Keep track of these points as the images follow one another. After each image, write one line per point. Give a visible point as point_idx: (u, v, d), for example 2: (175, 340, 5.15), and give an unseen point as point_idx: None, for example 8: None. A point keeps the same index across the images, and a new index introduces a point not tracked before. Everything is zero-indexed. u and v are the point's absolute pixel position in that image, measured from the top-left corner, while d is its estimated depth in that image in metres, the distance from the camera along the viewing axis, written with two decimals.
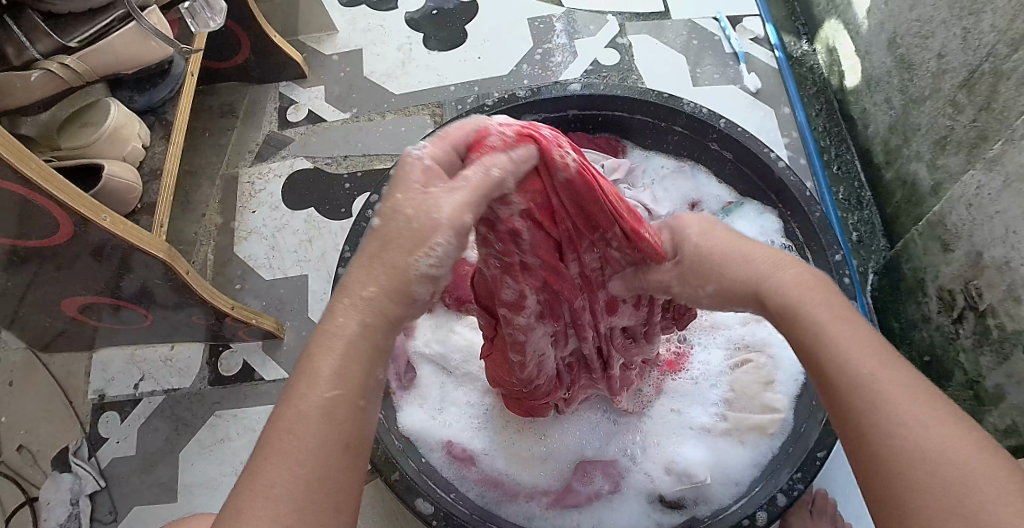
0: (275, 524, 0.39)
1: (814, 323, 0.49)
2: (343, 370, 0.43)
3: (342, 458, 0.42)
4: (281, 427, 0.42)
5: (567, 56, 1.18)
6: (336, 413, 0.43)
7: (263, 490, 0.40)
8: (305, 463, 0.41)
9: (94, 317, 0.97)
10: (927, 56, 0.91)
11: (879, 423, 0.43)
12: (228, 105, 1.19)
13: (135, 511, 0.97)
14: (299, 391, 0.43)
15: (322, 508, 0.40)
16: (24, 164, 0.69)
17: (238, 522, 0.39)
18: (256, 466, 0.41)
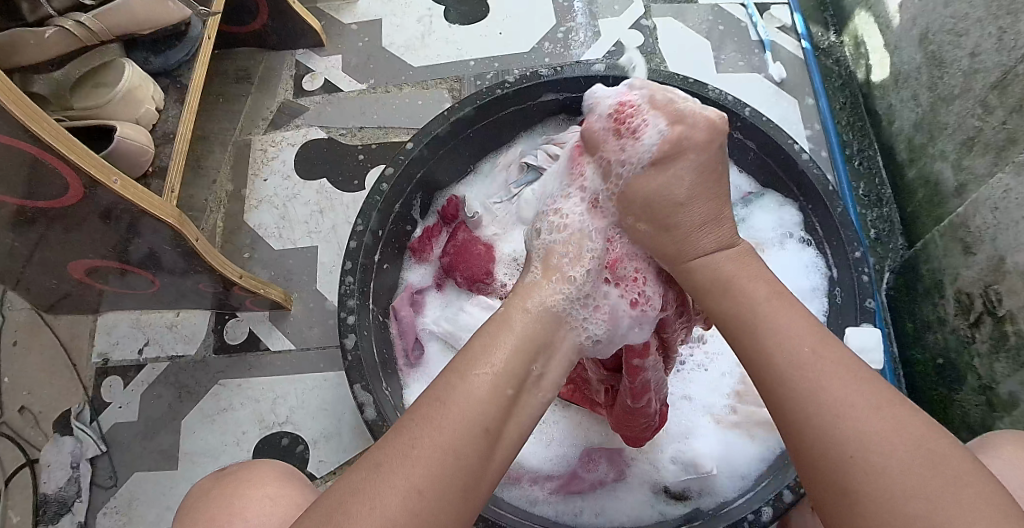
0: (405, 483, 0.43)
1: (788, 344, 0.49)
2: (503, 367, 0.50)
3: (481, 445, 0.46)
4: (434, 402, 0.47)
5: (590, 35, 1.16)
6: (491, 404, 0.48)
7: (406, 452, 0.44)
8: (450, 439, 0.45)
9: (101, 280, 0.96)
10: (960, 54, 0.88)
11: (840, 437, 0.43)
12: (243, 71, 1.17)
13: (136, 476, 0.97)
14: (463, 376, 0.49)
15: (452, 485, 0.44)
16: (37, 124, 0.67)
17: (375, 476, 0.43)
18: (400, 431, 0.46)
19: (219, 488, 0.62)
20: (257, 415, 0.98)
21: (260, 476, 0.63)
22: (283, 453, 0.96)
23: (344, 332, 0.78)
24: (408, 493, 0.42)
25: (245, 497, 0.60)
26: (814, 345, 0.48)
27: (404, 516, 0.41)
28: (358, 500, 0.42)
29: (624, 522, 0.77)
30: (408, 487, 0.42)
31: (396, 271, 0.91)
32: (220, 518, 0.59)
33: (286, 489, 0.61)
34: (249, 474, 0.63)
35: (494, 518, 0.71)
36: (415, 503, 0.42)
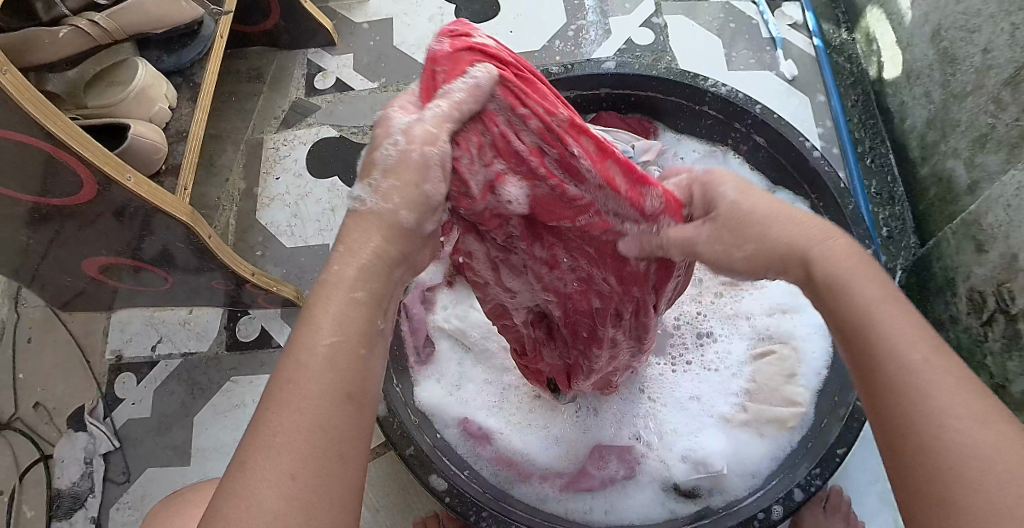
0: (275, 475, 0.38)
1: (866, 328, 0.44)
2: (332, 322, 0.43)
3: (347, 411, 0.41)
4: (284, 382, 0.41)
5: (601, 33, 1.16)
6: (348, 367, 0.42)
7: (268, 441, 0.39)
8: (311, 417, 0.40)
9: (114, 278, 0.97)
10: (973, 51, 0.88)
11: (931, 412, 0.40)
12: (256, 70, 1.17)
13: (148, 472, 0.98)
14: (286, 355, 0.43)
15: (326, 458, 0.40)
16: (51, 121, 0.68)
17: (243, 473, 0.39)
18: (258, 420, 0.40)
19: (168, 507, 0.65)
20: None
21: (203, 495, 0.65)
22: None
23: None
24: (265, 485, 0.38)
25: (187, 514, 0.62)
26: (903, 321, 0.44)
27: (282, 505, 0.38)
28: (232, 505, 0.38)
29: (634, 519, 0.78)
30: (280, 475, 0.38)
31: None
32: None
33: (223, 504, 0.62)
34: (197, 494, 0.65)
35: (503, 516, 0.72)
36: (290, 488, 0.38)
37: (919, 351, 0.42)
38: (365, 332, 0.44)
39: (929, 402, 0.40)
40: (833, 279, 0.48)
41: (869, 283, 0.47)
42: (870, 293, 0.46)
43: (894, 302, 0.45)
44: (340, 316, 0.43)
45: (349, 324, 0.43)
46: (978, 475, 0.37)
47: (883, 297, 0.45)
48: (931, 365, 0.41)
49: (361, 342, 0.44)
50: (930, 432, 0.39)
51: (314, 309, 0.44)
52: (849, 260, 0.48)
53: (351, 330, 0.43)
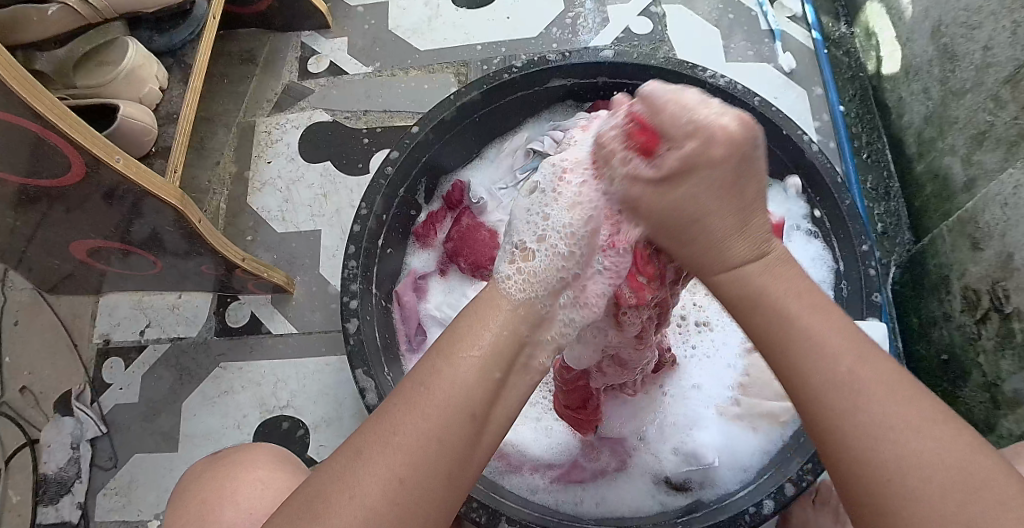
0: (387, 472, 0.42)
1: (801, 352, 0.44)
2: (491, 349, 0.47)
3: (468, 429, 0.45)
4: (417, 385, 0.46)
5: (598, 21, 1.14)
6: (476, 391, 0.45)
7: (388, 436, 0.43)
8: (431, 425, 0.44)
9: (103, 261, 0.96)
10: (973, 48, 0.87)
11: (864, 425, 0.42)
12: (248, 52, 1.15)
13: (135, 458, 0.97)
14: (434, 364, 0.46)
15: (434, 471, 0.43)
16: (38, 101, 0.66)
17: (358, 461, 0.43)
18: (384, 415, 0.45)
19: (215, 469, 0.64)
20: (258, 399, 0.98)
21: (250, 459, 0.65)
22: (284, 436, 0.96)
23: (346, 316, 0.78)
24: (380, 481, 0.42)
25: (237, 479, 0.62)
26: (824, 320, 0.45)
27: (384, 503, 0.41)
28: (338, 488, 0.42)
29: (624, 511, 0.77)
30: (390, 475, 0.42)
31: (400, 257, 0.91)
32: (210, 501, 0.61)
33: (278, 473, 0.63)
34: (242, 457, 0.65)
35: (496, 507, 0.72)
36: (398, 490, 0.42)
37: (845, 362, 0.44)
38: (508, 372, 0.48)
39: (866, 415, 0.42)
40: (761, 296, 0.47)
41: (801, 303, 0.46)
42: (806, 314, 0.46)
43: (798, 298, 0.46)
44: (497, 343, 0.48)
45: (500, 357, 0.47)
46: (889, 452, 0.41)
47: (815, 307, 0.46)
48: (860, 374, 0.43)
49: (502, 380, 0.47)
50: (837, 413, 0.42)
51: (460, 323, 0.49)
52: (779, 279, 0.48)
53: (503, 365, 0.47)
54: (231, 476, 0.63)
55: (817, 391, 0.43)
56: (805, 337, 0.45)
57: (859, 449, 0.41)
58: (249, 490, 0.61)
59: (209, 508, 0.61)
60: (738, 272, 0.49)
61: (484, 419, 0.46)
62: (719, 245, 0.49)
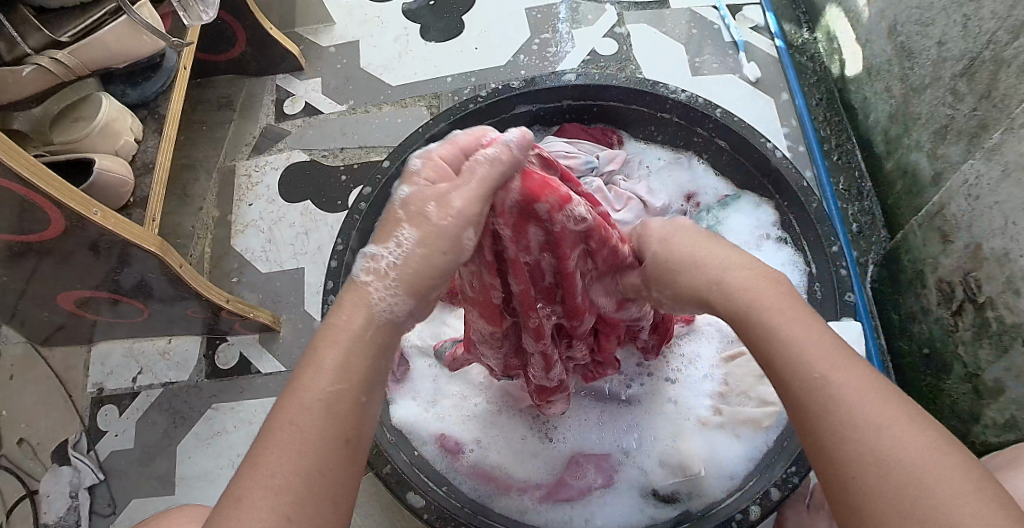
0: (273, 516, 0.40)
1: (791, 342, 0.45)
2: (340, 364, 0.45)
3: (343, 454, 0.43)
4: (284, 422, 0.43)
5: (564, 45, 1.17)
6: (345, 416, 0.44)
7: (263, 481, 0.41)
8: (308, 455, 0.42)
9: (92, 311, 0.97)
10: (928, 45, 0.89)
11: (839, 423, 0.40)
12: (226, 98, 1.19)
13: (133, 504, 0.98)
14: (289, 395, 0.44)
15: (320, 503, 0.41)
16: (16, 161, 0.69)
17: (237, 511, 0.40)
18: (256, 458, 0.42)
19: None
20: (250, 438, 0.99)
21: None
22: None
23: None
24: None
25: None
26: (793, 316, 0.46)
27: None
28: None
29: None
30: (274, 518, 0.40)
31: None
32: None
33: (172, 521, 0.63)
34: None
35: None
36: None
37: (813, 349, 0.44)
38: (371, 386, 0.46)
39: (840, 410, 0.41)
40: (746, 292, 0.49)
41: (765, 285, 0.48)
42: (765, 291, 0.48)
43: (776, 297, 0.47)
44: (348, 359, 0.45)
45: (353, 372, 0.45)
46: (864, 446, 0.39)
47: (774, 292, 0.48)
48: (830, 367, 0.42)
49: (366, 391, 0.46)
50: (825, 410, 0.41)
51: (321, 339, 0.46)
52: (751, 269, 0.50)
53: (359, 380, 0.45)
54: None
55: (794, 388, 0.43)
56: (783, 340, 0.45)
57: (853, 444, 0.39)
58: None
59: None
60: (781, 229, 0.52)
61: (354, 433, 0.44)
62: (696, 251, 0.54)
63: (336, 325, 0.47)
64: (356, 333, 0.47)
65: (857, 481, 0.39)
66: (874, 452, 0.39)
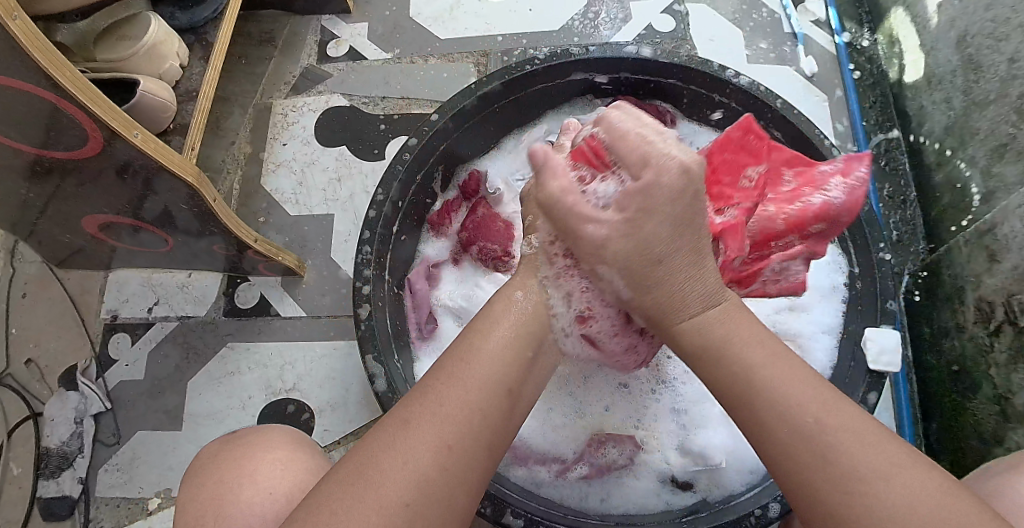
0: (435, 440, 0.46)
1: (765, 371, 0.50)
2: (516, 331, 0.55)
3: (503, 404, 0.50)
4: (457, 362, 0.51)
5: (622, 16, 1.14)
6: (508, 365, 0.52)
7: (433, 409, 0.48)
8: (475, 398, 0.49)
9: (114, 237, 0.95)
10: (998, 60, 0.87)
11: (825, 452, 0.45)
12: (268, 33, 1.15)
13: (139, 435, 0.97)
14: (463, 350, 0.52)
15: (477, 439, 0.47)
16: (58, 71, 0.65)
17: (403, 433, 0.47)
18: (426, 390, 0.49)
19: (227, 450, 0.64)
20: (264, 381, 0.98)
21: (270, 438, 0.64)
22: (289, 420, 0.96)
23: (358, 300, 0.78)
24: (431, 453, 0.46)
25: (255, 460, 0.61)
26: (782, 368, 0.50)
27: (433, 469, 0.45)
28: (387, 455, 0.45)
29: (630, 510, 0.78)
30: (438, 443, 0.46)
31: (413, 244, 0.90)
32: (226, 480, 0.60)
33: (296, 454, 0.63)
34: (257, 437, 0.65)
35: (502, 498, 0.72)
36: (445, 456, 0.46)
37: (808, 390, 0.48)
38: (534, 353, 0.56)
39: (827, 440, 0.46)
40: (655, 299, 0.55)
41: (742, 324, 0.53)
42: (743, 329, 0.53)
43: (740, 324, 0.53)
44: (511, 331, 0.55)
45: (526, 339, 0.55)
46: (864, 468, 0.44)
47: (754, 337, 0.52)
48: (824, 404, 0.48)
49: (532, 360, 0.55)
50: (820, 445, 0.46)
51: (500, 308, 0.57)
52: (700, 287, 0.55)
53: (530, 347, 0.55)
54: (246, 448, 0.63)
55: (783, 411, 0.47)
56: (731, 350, 0.51)
57: (851, 478, 0.44)
58: (267, 469, 0.60)
59: (225, 487, 0.60)
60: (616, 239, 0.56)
61: (516, 390, 0.52)
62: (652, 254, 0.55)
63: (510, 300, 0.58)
64: (520, 322, 0.56)
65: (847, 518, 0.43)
66: (863, 481, 0.43)
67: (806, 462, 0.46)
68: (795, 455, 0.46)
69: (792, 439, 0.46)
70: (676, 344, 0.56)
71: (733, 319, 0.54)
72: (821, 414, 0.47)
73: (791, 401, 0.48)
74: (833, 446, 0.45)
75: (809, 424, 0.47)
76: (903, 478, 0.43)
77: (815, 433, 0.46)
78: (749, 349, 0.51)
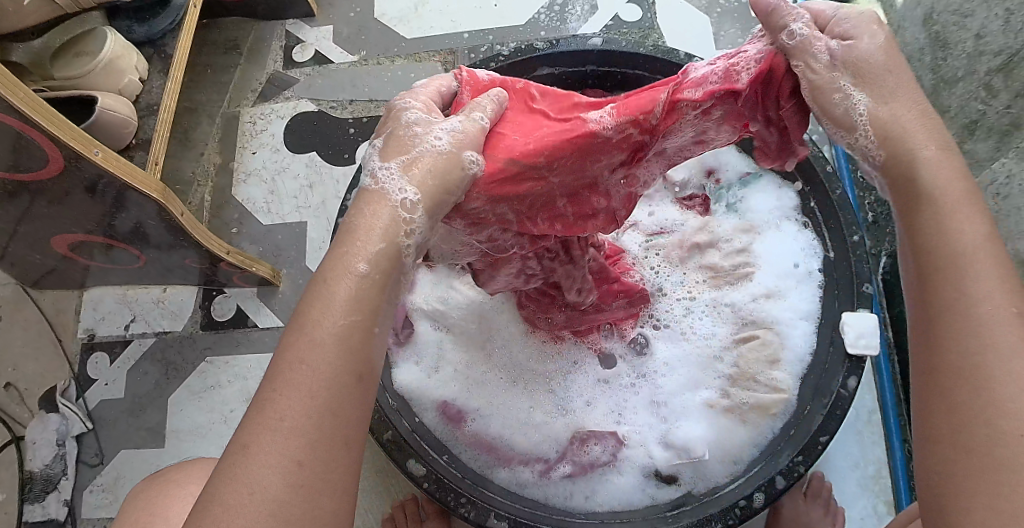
0: (281, 458, 0.40)
1: (957, 279, 0.46)
2: (350, 300, 0.46)
3: (353, 394, 0.44)
4: (293, 362, 0.43)
5: (588, 7, 1.13)
6: (349, 348, 0.44)
7: (274, 424, 0.41)
8: (319, 401, 0.42)
9: (86, 256, 0.94)
10: (964, 36, 0.86)
11: (992, 368, 0.42)
12: (232, 41, 1.14)
13: (122, 454, 0.96)
14: (296, 341, 0.44)
15: (332, 444, 0.42)
16: (12, 93, 0.64)
17: (245, 457, 0.40)
18: (264, 402, 0.42)
19: (153, 486, 0.65)
20: (245, 393, 0.97)
21: (190, 474, 0.65)
22: None
23: None
24: (279, 473, 0.40)
25: (169, 497, 0.62)
26: (988, 264, 0.46)
27: (284, 491, 0.39)
28: (231, 488, 0.39)
29: (615, 507, 0.78)
30: (286, 462, 0.40)
31: None
32: (144, 515, 0.61)
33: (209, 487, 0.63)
34: (181, 474, 0.65)
35: (486, 503, 0.72)
36: (296, 473, 0.40)
37: (1010, 305, 0.44)
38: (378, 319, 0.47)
39: (992, 359, 0.42)
40: (930, 208, 0.49)
41: (975, 221, 0.48)
42: (976, 232, 0.47)
43: (969, 220, 0.48)
44: (353, 300, 0.46)
45: (365, 306, 0.46)
46: (1008, 401, 0.41)
47: (987, 239, 0.47)
48: (1019, 320, 0.43)
49: (378, 326, 0.47)
50: (983, 366, 0.42)
51: (327, 285, 0.46)
52: (954, 189, 0.49)
53: (371, 315, 0.46)
54: (166, 485, 0.64)
55: (982, 323, 0.44)
56: (965, 258, 0.46)
57: (1000, 406, 0.41)
58: (180, 505, 0.61)
59: (141, 523, 0.60)
60: (920, 165, 0.51)
61: (358, 375, 0.45)
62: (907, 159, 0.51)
63: (345, 267, 0.46)
64: (364, 279, 0.47)
65: (990, 452, 0.40)
66: (999, 398, 0.41)
67: (971, 375, 0.43)
68: (971, 372, 0.43)
69: (980, 357, 0.43)
70: (910, 206, 0.51)
71: (958, 196, 0.49)
72: (1004, 332, 0.43)
73: (989, 312, 0.44)
74: (998, 371, 0.42)
75: (995, 319, 0.44)
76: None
77: (1009, 321, 0.43)
78: (974, 250, 0.46)
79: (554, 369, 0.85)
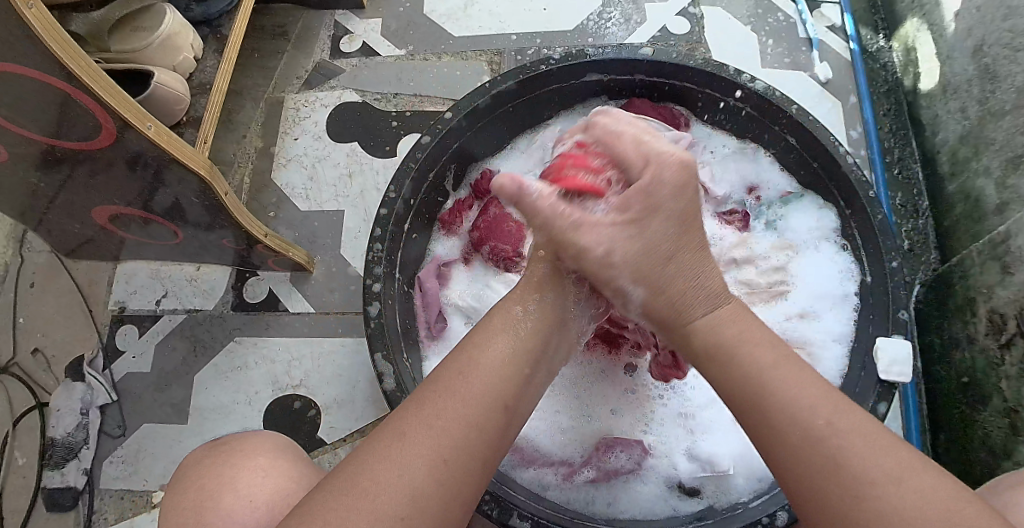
0: (430, 453, 0.47)
1: (771, 390, 0.49)
2: (512, 346, 0.55)
3: (499, 419, 0.51)
4: (457, 377, 0.52)
5: (637, 17, 1.14)
6: (503, 381, 0.53)
7: (431, 420, 0.49)
8: (471, 414, 0.50)
9: (124, 229, 0.95)
10: (1015, 70, 0.86)
11: (847, 469, 0.45)
12: (281, 27, 1.15)
13: (144, 428, 0.97)
14: (463, 365, 0.53)
15: (470, 453, 0.48)
16: (74, 62, 0.65)
17: (399, 444, 0.47)
18: (424, 402, 0.50)
19: (212, 456, 0.63)
20: (270, 376, 0.98)
21: (256, 445, 0.64)
22: (295, 416, 0.96)
23: (368, 298, 0.78)
24: (424, 464, 0.46)
25: (238, 467, 0.61)
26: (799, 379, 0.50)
27: (428, 483, 0.46)
28: (383, 465, 0.46)
29: (637, 515, 0.77)
30: (434, 457, 0.47)
31: (423, 242, 0.90)
32: (209, 486, 0.60)
33: (279, 461, 0.62)
34: (242, 442, 0.64)
35: (509, 501, 0.72)
36: (441, 469, 0.47)
37: (823, 413, 0.48)
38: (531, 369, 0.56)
39: (845, 461, 0.45)
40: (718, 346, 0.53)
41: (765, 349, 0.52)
42: (764, 356, 0.51)
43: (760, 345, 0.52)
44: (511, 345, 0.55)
45: (526, 354, 0.55)
46: (881, 503, 0.43)
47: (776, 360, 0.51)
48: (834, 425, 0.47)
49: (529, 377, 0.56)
50: (842, 471, 0.45)
51: (499, 324, 0.56)
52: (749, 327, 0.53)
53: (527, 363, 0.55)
54: (227, 451, 0.63)
55: (793, 444, 0.47)
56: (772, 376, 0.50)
57: (873, 498, 0.43)
58: (255, 477, 0.60)
59: (209, 493, 0.59)
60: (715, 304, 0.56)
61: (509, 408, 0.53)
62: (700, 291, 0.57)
63: (512, 316, 0.57)
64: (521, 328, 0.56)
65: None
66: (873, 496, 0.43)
67: (830, 477, 0.45)
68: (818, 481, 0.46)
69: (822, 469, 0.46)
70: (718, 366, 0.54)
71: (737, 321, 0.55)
72: (836, 437, 0.46)
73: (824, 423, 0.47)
74: (862, 474, 0.44)
75: (834, 428, 0.47)
76: (916, 483, 0.43)
77: (836, 429, 0.47)
78: (771, 369, 0.50)
79: (583, 373, 0.85)
